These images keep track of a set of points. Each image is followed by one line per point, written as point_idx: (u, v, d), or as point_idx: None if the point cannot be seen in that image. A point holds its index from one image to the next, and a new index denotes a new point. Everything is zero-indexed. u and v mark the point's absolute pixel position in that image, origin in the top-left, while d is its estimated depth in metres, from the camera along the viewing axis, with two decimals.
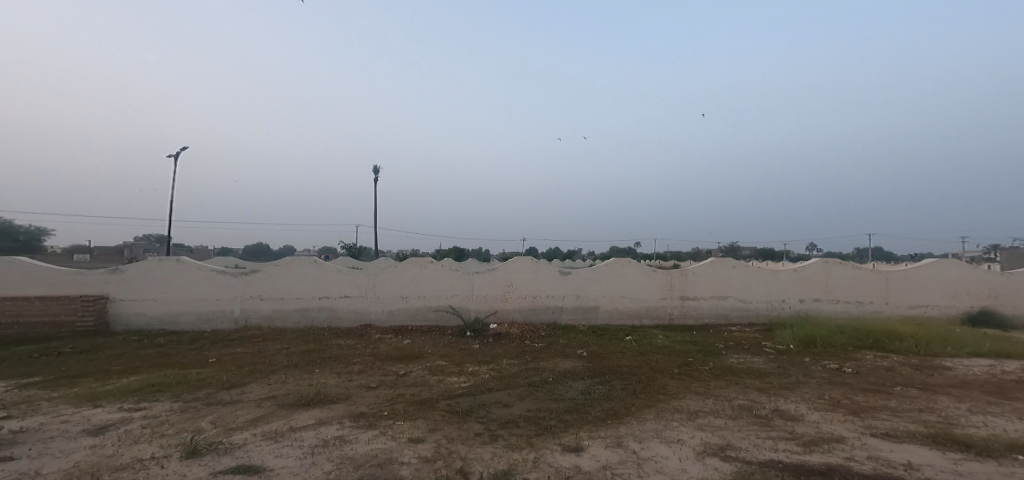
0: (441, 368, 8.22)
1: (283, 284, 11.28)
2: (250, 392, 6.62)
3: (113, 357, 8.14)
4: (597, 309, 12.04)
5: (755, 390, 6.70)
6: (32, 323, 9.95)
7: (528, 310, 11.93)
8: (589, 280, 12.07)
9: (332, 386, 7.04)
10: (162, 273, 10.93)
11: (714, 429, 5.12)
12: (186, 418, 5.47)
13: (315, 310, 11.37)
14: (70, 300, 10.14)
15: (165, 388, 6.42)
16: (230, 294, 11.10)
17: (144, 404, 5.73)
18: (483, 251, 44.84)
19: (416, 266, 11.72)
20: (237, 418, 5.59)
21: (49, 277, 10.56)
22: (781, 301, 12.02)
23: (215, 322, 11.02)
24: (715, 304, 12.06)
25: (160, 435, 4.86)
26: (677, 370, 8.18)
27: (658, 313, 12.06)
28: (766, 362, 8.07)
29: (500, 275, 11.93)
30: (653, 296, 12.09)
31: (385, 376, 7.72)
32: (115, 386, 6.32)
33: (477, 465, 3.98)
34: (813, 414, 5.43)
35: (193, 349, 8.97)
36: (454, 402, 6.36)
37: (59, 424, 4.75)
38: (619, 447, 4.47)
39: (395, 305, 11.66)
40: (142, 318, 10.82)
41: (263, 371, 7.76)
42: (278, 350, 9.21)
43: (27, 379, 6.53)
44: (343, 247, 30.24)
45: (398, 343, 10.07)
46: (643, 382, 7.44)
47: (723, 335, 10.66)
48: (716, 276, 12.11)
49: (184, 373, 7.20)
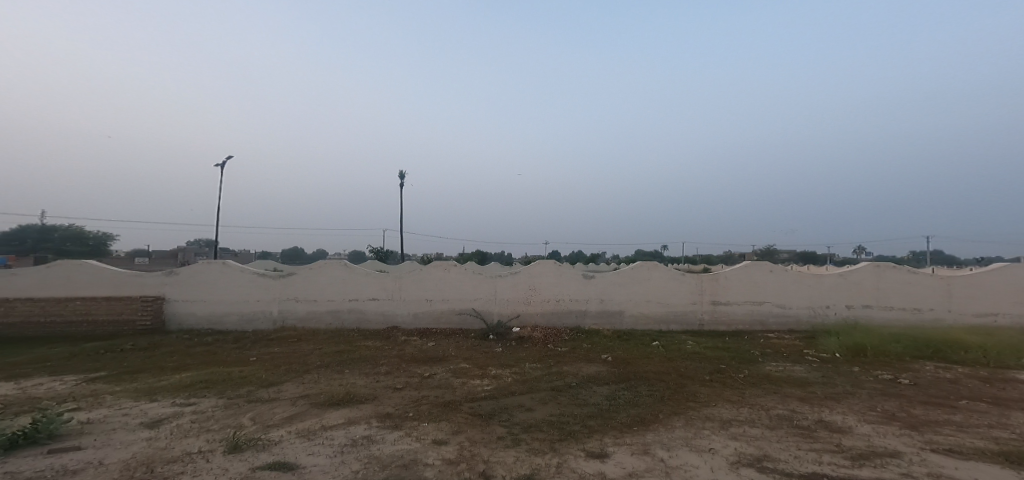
0: (464, 371, 8.25)
1: (315, 286, 11.55)
2: (287, 390, 6.79)
3: (168, 354, 8.50)
4: (622, 313, 11.89)
5: (796, 400, 6.50)
6: (99, 321, 10.67)
7: (551, 314, 11.86)
8: (614, 284, 11.94)
9: (361, 387, 7.15)
10: (210, 275, 11.34)
11: (749, 438, 4.98)
12: (229, 415, 5.64)
13: (345, 312, 11.60)
14: (130, 300, 10.79)
15: (212, 385, 6.63)
16: (268, 295, 11.43)
17: (193, 399, 5.95)
18: (507, 255, 45.40)
19: (440, 270, 11.84)
20: (274, 416, 5.74)
21: (114, 279, 11.08)
22: (826, 308, 11.56)
23: (256, 322, 11.36)
24: (750, 310, 11.72)
25: (206, 430, 5.03)
26: (708, 376, 8.00)
27: (688, 319, 11.84)
28: (808, 371, 7.81)
29: (522, 278, 11.93)
30: (682, 300, 11.87)
31: (410, 377, 7.81)
32: (168, 382, 6.58)
33: (499, 469, 3.99)
34: (864, 426, 5.22)
35: (237, 348, 9.26)
36: (476, 405, 6.37)
37: (121, 417, 4.97)
38: (645, 455, 4.39)
39: (420, 308, 11.76)
40: (193, 317, 11.26)
41: (298, 370, 7.95)
42: (311, 351, 9.41)
43: (90, 374, 6.91)
44: (371, 250, 31.42)
45: (422, 345, 10.19)
46: (671, 389, 7.30)
47: (759, 342, 10.36)
48: (751, 281, 11.75)
49: (229, 371, 7.45)
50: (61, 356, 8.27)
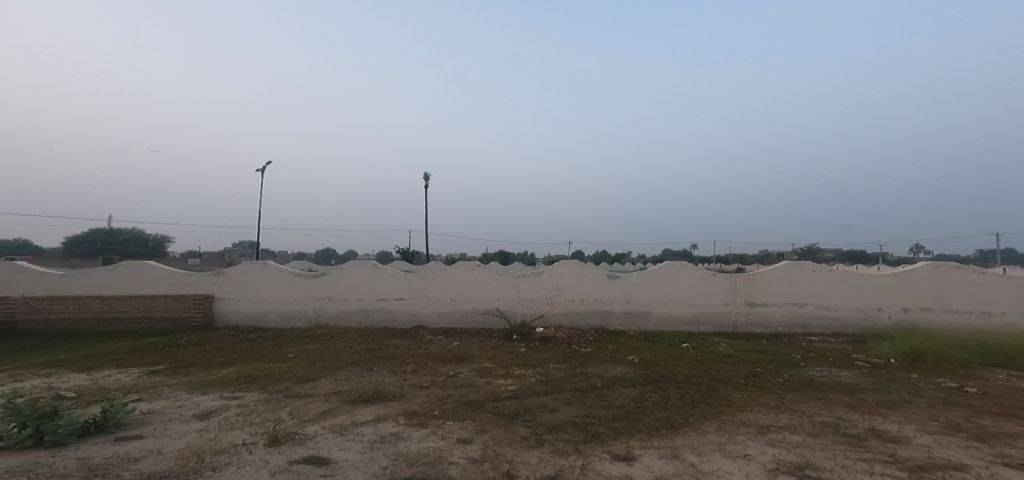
0: (488, 371, 8.23)
1: (347, 285, 11.74)
2: (321, 386, 6.90)
3: (217, 349, 8.84)
4: (649, 315, 11.67)
5: (843, 407, 6.22)
6: (157, 318, 11.24)
7: (575, 315, 11.74)
8: (640, 284, 11.73)
9: (389, 385, 7.21)
10: (253, 275, 11.69)
11: (788, 446, 4.78)
12: (270, 409, 5.76)
13: (373, 311, 11.76)
14: (185, 298, 11.33)
15: (255, 380, 6.80)
16: (304, 294, 11.68)
17: (238, 393, 6.12)
18: (529, 255, 45.53)
19: (464, 270, 11.84)
20: (309, 411, 5.83)
21: (170, 280, 11.69)
22: (878, 310, 11.03)
23: (292, 320, 11.64)
24: (789, 312, 11.32)
25: (250, 423, 5.15)
26: (743, 380, 7.75)
27: (720, 321, 11.53)
28: (858, 377, 7.48)
29: (546, 278, 11.84)
30: (714, 301, 11.56)
31: (435, 376, 7.83)
32: (217, 376, 6.79)
33: (523, 469, 3.98)
34: (923, 437, 4.94)
35: (277, 344, 9.51)
36: (500, 404, 6.33)
37: (176, 408, 5.17)
38: (674, 459, 4.28)
39: (445, 307, 11.80)
40: (237, 315, 11.65)
41: (331, 367, 8.09)
42: (342, 348, 9.57)
43: (150, 367, 7.32)
44: (397, 250, 31.96)
45: (447, 344, 10.23)
46: (702, 392, 7.10)
47: (800, 346, 10.00)
48: (792, 282, 11.34)
49: (270, 366, 7.64)
50: (122, 351, 8.80)
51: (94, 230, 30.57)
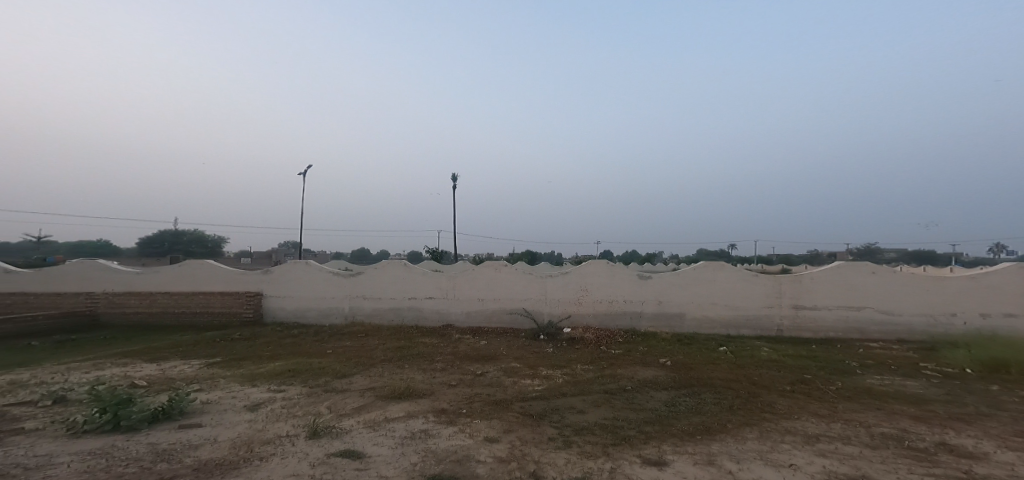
0: (515, 371, 8.03)
1: (380, 283, 11.79)
2: (357, 382, 6.87)
3: (265, 344, 9.09)
4: (682, 316, 11.24)
5: (907, 418, 5.74)
6: (215, 313, 11.73)
7: (604, 315, 11.41)
8: (672, 284, 11.32)
9: (419, 382, 7.11)
10: (297, 273, 11.93)
11: (840, 456, 4.42)
12: (311, 402, 5.75)
13: (404, 309, 11.75)
14: (238, 295, 11.75)
15: (297, 374, 6.86)
16: (341, 292, 11.80)
17: (283, 386, 6.21)
18: (558, 255, 45.26)
19: (491, 269, 11.70)
20: (346, 406, 5.77)
21: (225, 277, 12.15)
22: (950, 316, 10.18)
23: (330, 317, 11.80)
24: (843, 316, 10.66)
25: (292, 415, 5.16)
26: (788, 387, 7.30)
27: (762, 324, 10.99)
28: (925, 387, 6.92)
29: (574, 278, 11.58)
30: (755, 304, 11.03)
31: (464, 374, 7.68)
32: (264, 370, 6.96)
33: (550, 470, 3.89)
34: (1002, 453, 4.48)
35: (316, 340, 9.63)
36: (527, 404, 6.14)
37: (230, 399, 5.68)
38: (710, 466, 4.04)
39: (473, 307, 11.67)
40: (282, 312, 11.94)
41: (365, 363, 8.08)
42: (375, 345, 9.58)
43: (209, 359, 7.79)
44: (427, 250, 32.30)
45: (475, 343, 10.09)
46: (741, 398, 6.71)
47: (857, 352, 9.41)
48: (847, 284, 10.69)
49: (311, 361, 7.70)
50: (183, 345, 9.29)
51: (162, 232, 32.06)
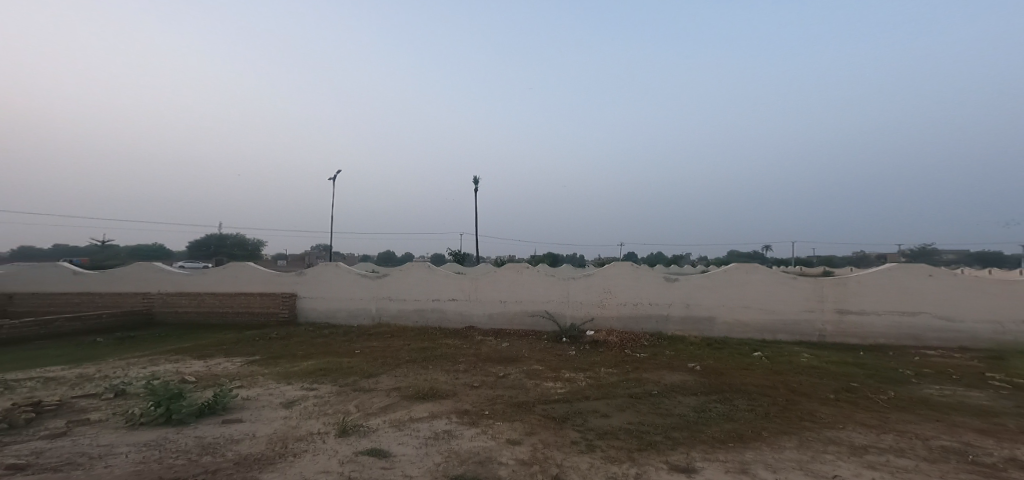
0: (538, 373, 7.75)
1: (405, 284, 11.67)
2: (383, 382, 6.71)
3: (298, 343, 9.08)
4: (712, 320, 10.77)
5: (969, 431, 5.23)
6: (254, 313, 11.92)
7: (628, 318, 11.02)
8: (701, 287, 10.85)
9: (443, 383, 6.90)
10: (328, 275, 11.94)
11: (892, 469, 4.00)
12: (341, 400, 5.64)
13: (428, 311, 11.61)
14: (275, 296, 11.90)
15: (327, 373, 6.79)
16: (368, 293, 11.76)
17: (314, 385, 6.19)
18: (580, 257, 44.71)
19: (513, 271, 11.45)
20: (373, 405, 5.60)
21: (263, 278, 12.27)
22: (1018, 323, 9.42)
23: (358, 318, 11.76)
24: (894, 321, 10.01)
25: (323, 413, 5.10)
26: (832, 395, 6.79)
27: (801, 329, 10.41)
28: (992, 399, 6.33)
29: (597, 281, 11.21)
30: (793, 308, 10.46)
31: (486, 376, 7.45)
32: (298, 368, 6.96)
33: (573, 476, 3.69)
34: None
35: (344, 340, 9.57)
36: (550, 407, 5.85)
37: (268, 396, 5.72)
38: (744, 475, 3.74)
39: (495, 309, 11.44)
40: (314, 312, 11.97)
41: (391, 364, 7.93)
42: (400, 346, 9.45)
43: (250, 357, 7.81)
44: (449, 252, 32.34)
45: (497, 345, 9.84)
46: (778, 405, 6.25)
47: (911, 360, 8.78)
48: (900, 287, 10.03)
49: (341, 361, 7.62)
50: (227, 343, 9.39)
51: (209, 236, 33.49)
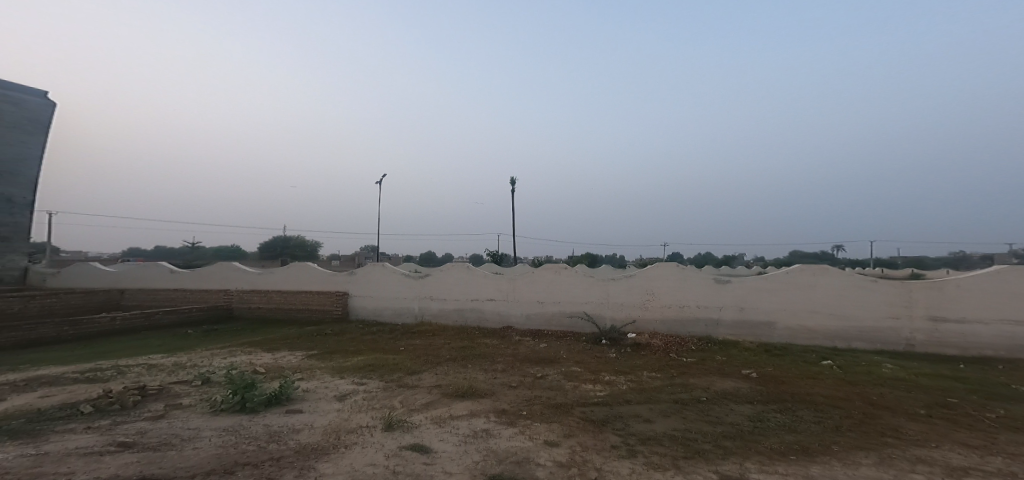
0: (576, 375, 7.05)
1: (447, 283, 11.26)
2: (426, 379, 6.23)
3: (350, 339, 8.79)
4: (770, 325, 9.63)
5: None
6: (312, 310, 11.87)
7: (673, 322, 10.08)
8: (757, 290, 9.74)
9: (481, 382, 6.34)
10: (377, 274, 11.71)
11: None
12: (388, 395, 5.22)
13: (467, 311, 11.14)
14: (330, 293, 11.80)
15: (375, 368, 6.42)
16: (411, 292, 11.45)
17: (364, 379, 5.82)
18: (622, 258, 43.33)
19: (551, 272, 10.81)
20: (415, 401, 5.12)
21: (322, 277, 12.22)
22: None
23: (401, 316, 11.47)
24: (1005, 330, 8.29)
25: (370, 407, 4.71)
26: (922, 411, 5.70)
27: (882, 338, 8.96)
28: None
29: (639, 282, 10.33)
30: (872, 313, 9.03)
31: (523, 376, 6.84)
32: (350, 363, 6.63)
33: None
34: None
35: (389, 338, 9.20)
36: (590, 409, 5.15)
37: (324, 389, 5.39)
38: None
39: (532, 309, 10.82)
40: (364, 310, 11.76)
41: (432, 361, 7.47)
42: (442, 344, 9.01)
43: (310, 351, 7.62)
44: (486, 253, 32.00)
45: (535, 346, 9.18)
46: (853, 419, 5.25)
47: None
48: (1012, 289, 8.28)
49: (388, 357, 7.22)
50: (291, 337, 9.26)
51: (275, 239, 34.77)
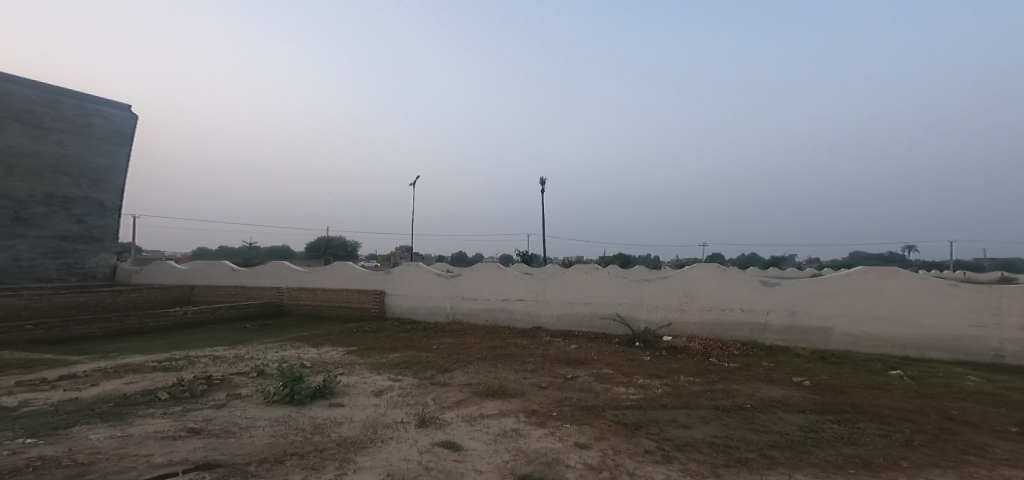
0: (608, 377, 6.70)
1: (477, 283, 11.10)
2: (457, 377, 6.05)
3: (386, 337, 8.80)
4: (825, 332, 8.58)
5: None
6: (353, 307, 12.08)
7: (713, 326, 9.30)
8: (809, 292, 8.71)
9: (510, 382, 6.09)
10: (410, 273, 11.71)
11: None
12: (421, 392, 5.07)
13: (498, 310, 10.92)
14: (367, 292, 11.93)
15: (409, 366, 6.30)
16: (441, 292, 11.38)
17: (398, 376, 5.70)
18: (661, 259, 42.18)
19: (581, 273, 10.39)
20: (447, 399, 4.95)
21: (360, 275, 12.27)
22: None
23: (432, 315, 11.43)
24: None
25: (404, 403, 4.58)
26: (1003, 425, 5.03)
27: (962, 348, 7.70)
28: None
29: (676, 282, 9.62)
30: (950, 320, 7.79)
31: (554, 377, 6.53)
32: (386, 359, 6.54)
33: None
34: None
35: (422, 336, 9.13)
36: (622, 413, 4.79)
37: (364, 385, 5.29)
38: None
39: (563, 310, 10.43)
40: (399, 308, 11.80)
41: (463, 360, 7.29)
42: (472, 343, 8.83)
43: (350, 347, 7.62)
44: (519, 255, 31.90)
45: (566, 347, 8.85)
46: (921, 432, 4.67)
47: None
48: None
49: (420, 355, 7.10)
50: (334, 333, 9.29)
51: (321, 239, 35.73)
